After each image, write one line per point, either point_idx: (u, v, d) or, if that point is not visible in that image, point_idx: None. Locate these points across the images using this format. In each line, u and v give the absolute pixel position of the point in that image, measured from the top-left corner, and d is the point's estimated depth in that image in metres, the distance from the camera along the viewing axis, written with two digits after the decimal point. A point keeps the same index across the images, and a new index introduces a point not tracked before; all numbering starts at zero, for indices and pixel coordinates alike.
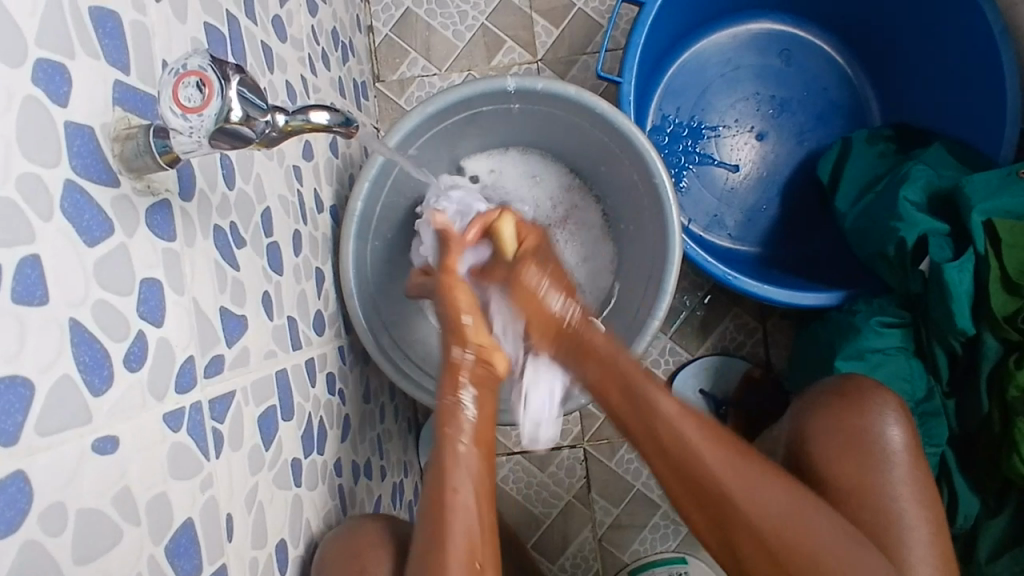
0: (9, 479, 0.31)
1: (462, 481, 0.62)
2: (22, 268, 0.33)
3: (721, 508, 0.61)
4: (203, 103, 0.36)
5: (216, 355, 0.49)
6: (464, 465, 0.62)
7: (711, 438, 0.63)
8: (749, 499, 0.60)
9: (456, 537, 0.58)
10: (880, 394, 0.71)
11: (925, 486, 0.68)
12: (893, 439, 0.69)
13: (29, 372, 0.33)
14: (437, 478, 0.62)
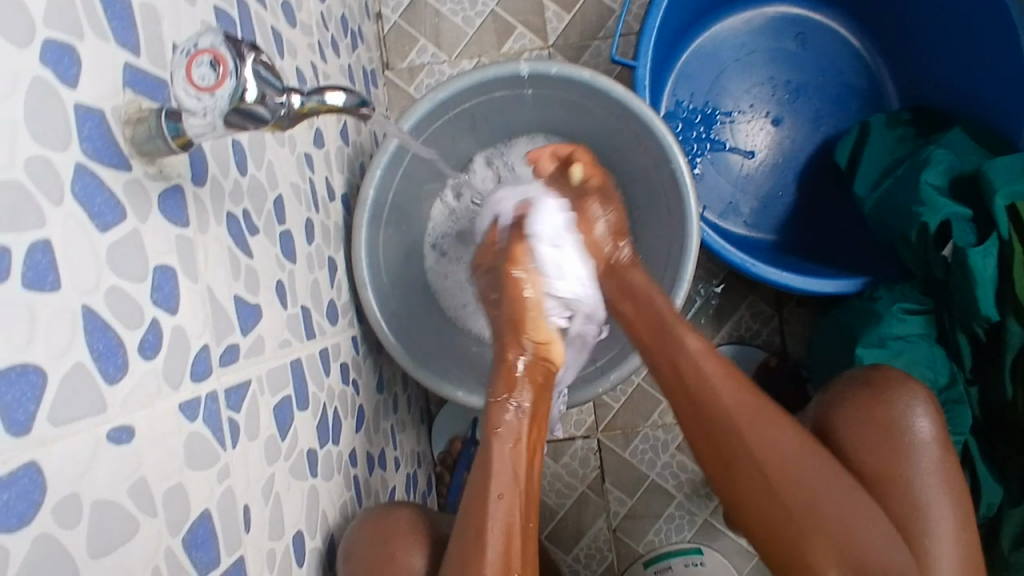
0: (21, 470, 0.30)
1: (506, 485, 0.61)
2: (32, 253, 0.32)
3: (730, 444, 0.66)
4: (217, 83, 0.34)
5: (231, 344, 0.49)
6: (508, 459, 0.63)
7: (738, 389, 0.68)
8: (761, 443, 0.65)
9: (493, 542, 0.57)
10: (908, 386, 0.70)
11: (954, 477, 0.67)
12: (922, 429, 0.67)
13: (40, 360, 0.32)
14: (483, 483, 0.61)
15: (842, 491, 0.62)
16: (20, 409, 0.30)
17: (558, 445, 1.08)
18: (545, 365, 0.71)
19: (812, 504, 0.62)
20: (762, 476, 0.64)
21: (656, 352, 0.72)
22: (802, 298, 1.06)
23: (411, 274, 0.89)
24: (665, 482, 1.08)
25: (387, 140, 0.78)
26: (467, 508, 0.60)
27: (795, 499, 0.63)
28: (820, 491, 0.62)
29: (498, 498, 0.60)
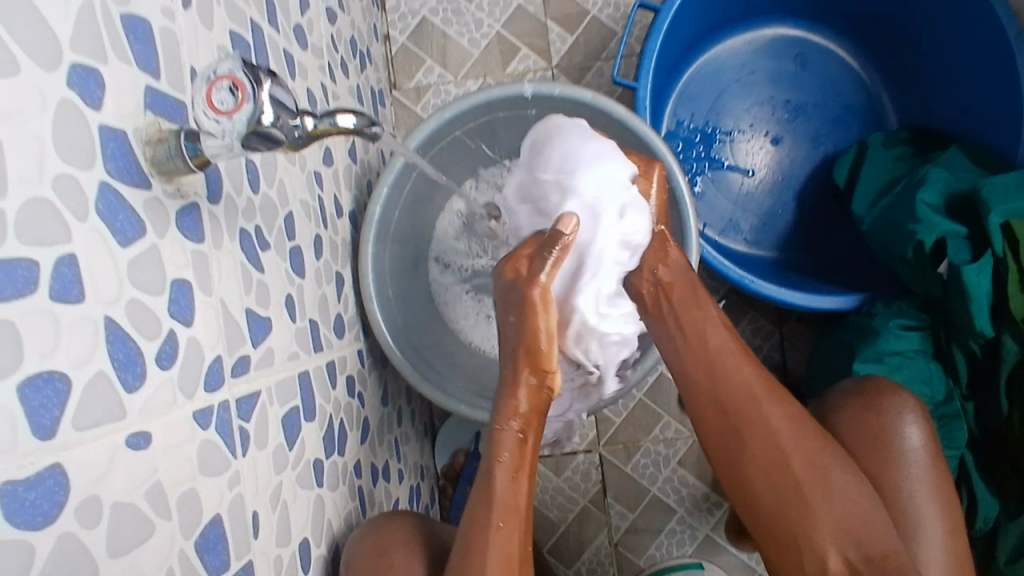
0: (45, 472, 0.32)
1: (505, 513, 0.60)
2: (59, 267, 0.34)
3: (746, 424, 0.67)
4: (235, 106, 0.36)
5: (242, 356, 0.50)
6: (508, 485, 0.61)
7: (758, 372, 0.69)
8: (778, 425, 0.66)
9: (492, 563, 0.57)
10: (899, 395, 0.71)
11: (943, 486, 0.68)
12: (912, 440, 0.68)
13: (65, 368, 0.33)
14: (484, 511, 0.60)
15: (850, 479, 0.65)
16: (45, 413, 0.32)
17: (560, 459, 1.09)
18: (546, 393, 0.65)
19: (823, 487, 0.64)
20: (774, 456, 0.66)
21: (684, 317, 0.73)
22: (802, 315, 1.07)
23: (416, 289, 0.90)
24: (666, 497, 1.08)
25: (394, 158, 0.80)
26: (465, 533, 0.59)
27: (806, 479, 0.64)
28: (832, 475, 0.64)
29: (498, 527, 0.59)
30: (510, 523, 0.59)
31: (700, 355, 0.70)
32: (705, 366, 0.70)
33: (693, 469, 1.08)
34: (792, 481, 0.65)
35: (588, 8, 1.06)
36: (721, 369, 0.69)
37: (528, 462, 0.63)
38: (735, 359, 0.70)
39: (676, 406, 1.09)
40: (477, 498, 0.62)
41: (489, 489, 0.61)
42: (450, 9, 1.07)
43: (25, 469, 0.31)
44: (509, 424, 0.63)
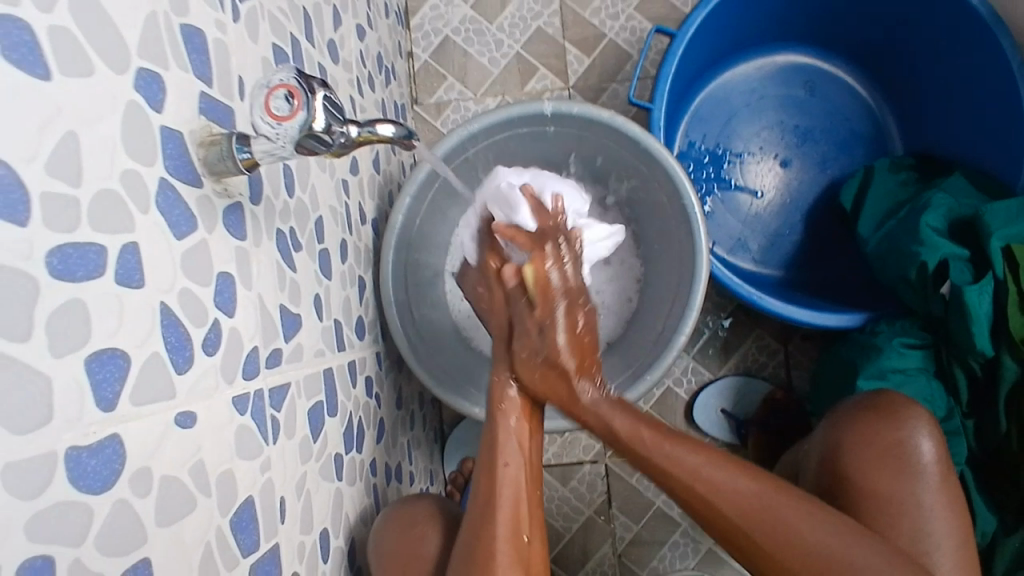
0: (107, 441, 0.34)
1: (512, 455, 0.66)
2: (124, 254, 0.37)
3: (688, 489, 0.66)
4: (291, 113, 0.40)
5: (275, 349, 0.53)
6: (512, 436, 0.67)
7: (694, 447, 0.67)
8: (716, 476, 0.65)
9: (503, 508, 0.62)
10: (913, 409, 0.73)
11: (955, 500, 0.70)
12: (926, 452, 0.70)
13: (126, 347, 0.36)
14: (490, 455, 0.66)
15: (802, 516, 0.63)
16: (108, 387, 0.34)
17: (566, 469, 1.11)
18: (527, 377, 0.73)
19: (790, 538, 0.62)
20: (720, 508, 0.64)
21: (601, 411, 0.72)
22: (808, 333, 1.09)
23: (430, 296, 0.93)
24: (670, 509, 1.10)
25: (418, 168, 0.84)
26: (479, 479, 0.65)
27: (757, 536, 0.63)
28: (773, 518, 0.63)
29: (505, 467, 0.65)
30: (516, 467, 0.65)
31: (619, 437, 0.69)
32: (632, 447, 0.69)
33: None
34: (744, 536, 0.64)
35: (605, 32, 1.10)
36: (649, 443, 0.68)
37: (530, 409, 0.70)
38: (653, 437, 0.68)
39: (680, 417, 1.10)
40: (484, 440, 0.68)
41: (495, 431, 0.67)
42: (472, 29, 1.11)
43: (90, 437, 0.33)
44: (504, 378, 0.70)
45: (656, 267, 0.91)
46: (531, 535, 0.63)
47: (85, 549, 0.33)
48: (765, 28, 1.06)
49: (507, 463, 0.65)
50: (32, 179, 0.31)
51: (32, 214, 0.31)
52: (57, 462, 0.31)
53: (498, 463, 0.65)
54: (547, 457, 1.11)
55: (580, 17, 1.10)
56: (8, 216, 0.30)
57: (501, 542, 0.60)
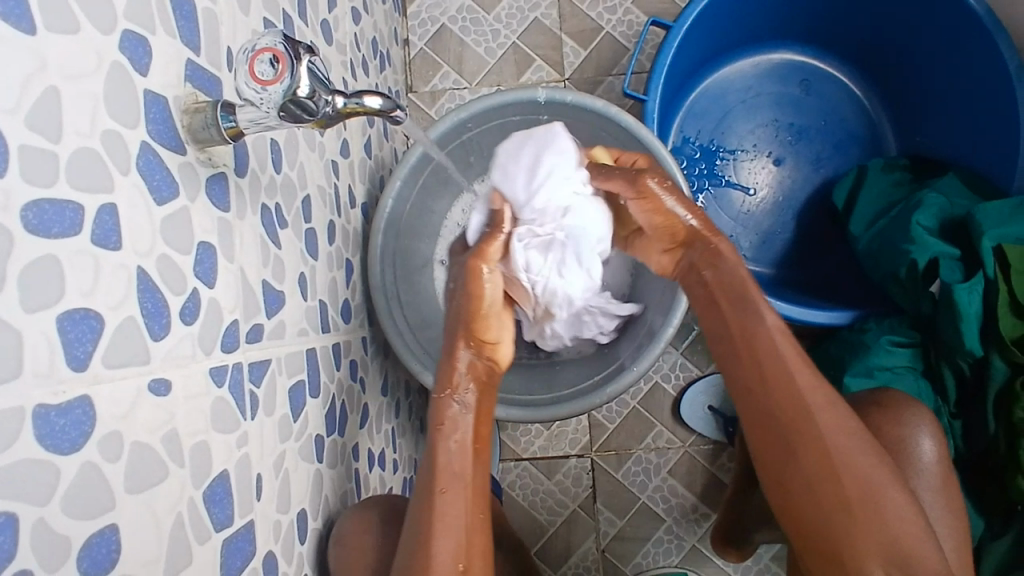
0: (76, 402, 0.34)
1: (452, 482, 0.59)
2: (101, 214, 0.36)
3: (761, 366, 0.63)
4: (275, 77, 0.39)
5: (256, 324, 0.52)
6: (454, 456, 0.60)
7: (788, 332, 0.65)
8: (793, 364, 0.62)
9: (440, 540, 0.55)
10: (915, 407, 0.73)
11: (955, 497, 0.70)
12: (926, 452, 0.70)
13: (100, 309, 0.36)
14: (430, 478, 0.59)
15: (852, 437, 0.60)
16: (80, 347, 0.34)
17: (552, 462, 1.10)
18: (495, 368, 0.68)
19: (848, 437, 0.60)
20: (786, 391, 0.61)
21: (711, 283, 0.69)
22: (797, 332, 1.09)
23: (420, 285, 0.92)
24: (656, 506, 1.09)
25: (410, 153, 0.83)
26: (418, 505, 0.58)
27: (801, 431, 0.60)
28: (823, 418, 0.60)
29: (442, 494, 0.58)
30: (456, 490, 0.58)
31: (727, 288, 0.67)
32: (726, 302, 0.67)
33: (683, 480, 1.10)
34: (807, 429, 0.60)
35: (602, 25, 1.09)
36: (744, 314, 0.65)
37: (476, 433, 0.63)
38: (751, 300, 0.66)
39: (667, 413, 1.10)
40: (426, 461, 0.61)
41: (439, 454, 0.60)
42: (469, 18, 1.11)
43: (59, 396, 0.33)
44: (451, 395, 0.63)
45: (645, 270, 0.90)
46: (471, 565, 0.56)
47: (51, 508, 0.32)
48: (762, 26, 1.06)
49: (447, 488, 0.58)
50: (11, 129, 0.31)
51: (10, 166, 0.30)
52: (25, 418, 0.31)
53: (440, 487, 0.58)
54: (533, 449, 1.11)
55: (578, 10, 1.10)
56: None
57: (440, 561, 0.54)
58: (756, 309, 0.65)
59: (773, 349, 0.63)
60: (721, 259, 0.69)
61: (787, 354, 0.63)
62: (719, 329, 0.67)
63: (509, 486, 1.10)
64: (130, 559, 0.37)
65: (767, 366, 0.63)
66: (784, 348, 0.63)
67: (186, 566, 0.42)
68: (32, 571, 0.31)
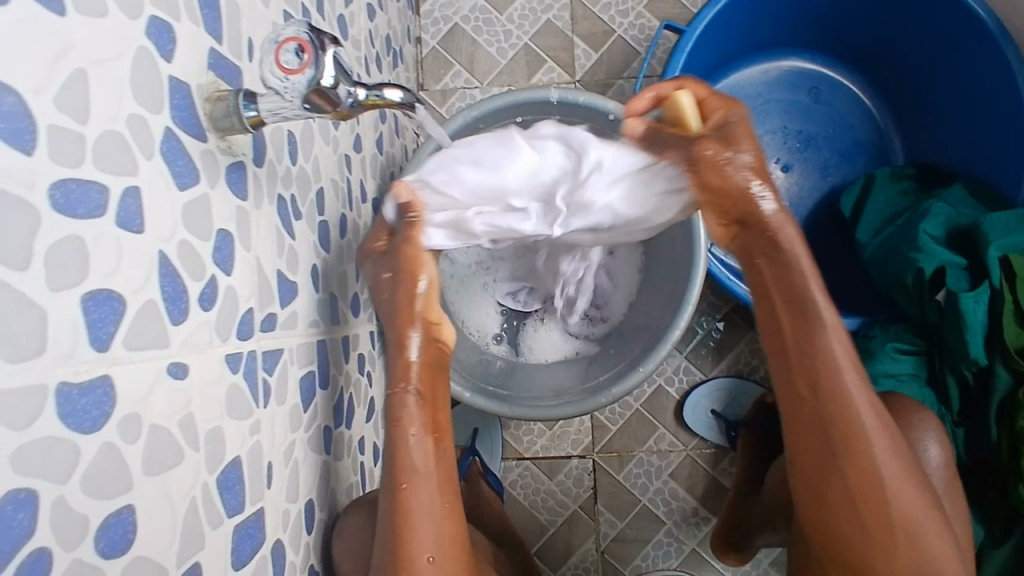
0: (97, 381, 0.34)
1: (413, 475, 0.58)
2: (125, 198, 0.37)
3: (818, 379, 0.57)
4: (300, 67, 0.40)
5: (270, 313, 0.53)
6: (415, 449, 0.59)
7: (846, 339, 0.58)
8: (851, 380, 0.57)
9: (411, 538, 0.56)
10: (924, 413, 0.73)
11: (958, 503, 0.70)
12: (932, 457, 0.70)
13: (122, 291, 0.36)
14: (391, 472, 0.58)
15: (897, 459, 0.57)
16: (103, 327, 0.34)
17: (553, 462, 1.10)
18: (444, 351, 0.64)
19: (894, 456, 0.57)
20: (840, 406, 0.57)
21: (765, 271, 0.59)
22: None
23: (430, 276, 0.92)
24: (656, 508, 1.10)
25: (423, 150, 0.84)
26: (385, 503, 0.58)
27: (852, 453, 0.57)
28: (875, 443, 0.57)
29: (401, 489, 0.57)
30: (417, 485, 0.58)
31: (786, 282, 0.58)
32: (784, 296, 0.58)
33: (684, 483, 1.10)
34: (858, 448, 0.57)
35: (614, 28, 1.10)
36: (805, 315, 0.57)
37: (431, 421, 0.61)
38: (812, 296, 0.58)
39: (670, 417, 1.10)
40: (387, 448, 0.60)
41: (392, 445, 0.59)
42: (482, 18, 1.11)
43: (81, 375, 0.33)
44: (406, 388, 0.61)
45: (655, 276, 0.90)
46: (436, 556, 0.56)
47: (70, 487, 0.32)
48: (774, 33, 1.06)
49: (408, 484, 0.57)
50: (40, 109, 0.31)
51: (38, 146, 0.31)
52: (47, 395, 0.31)
53: (411, 485, 0.57)
54: (535, 449, 1.11)
55: (590, 12, 1.10)
56: (15, 144, 0.30)
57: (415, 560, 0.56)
58: (818, 310, 0.57)
59: (831, 359, 0.57)
60: (780, 248, 0.59)
61: (845, 366, 0.57)
62: (768, 324, 0.60)
63: (511, 485, 1.11)
64: (144, 540, 0.37)
65: (821, 377, 0.57)
66: (844, 362, 0.57)
67: (198, 550, 0.42)
68: (50, 549, 0.31)
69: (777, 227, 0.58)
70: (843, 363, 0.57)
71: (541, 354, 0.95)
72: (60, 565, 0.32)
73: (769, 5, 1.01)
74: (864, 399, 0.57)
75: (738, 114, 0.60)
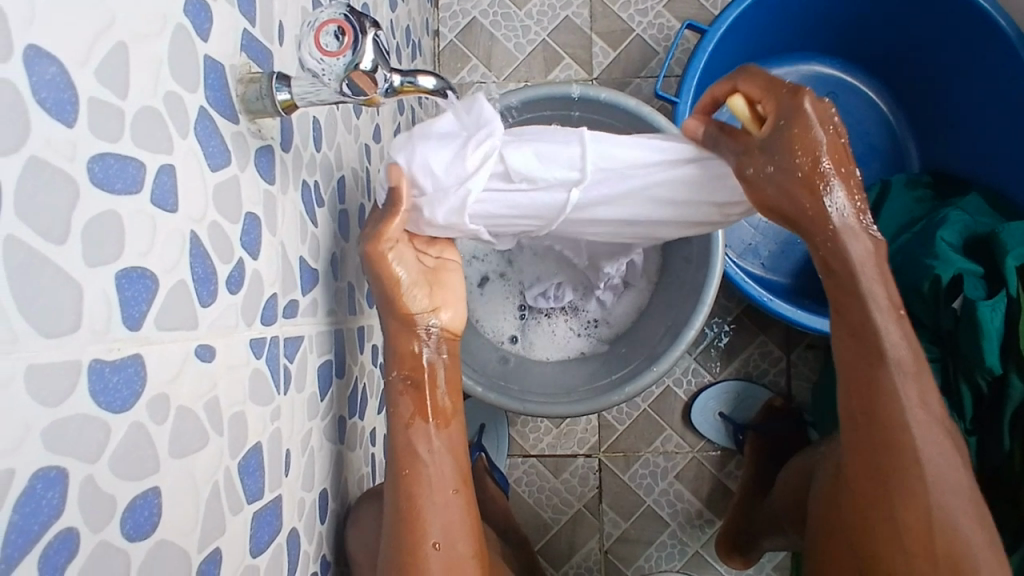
0: (129, 360, 0.33)
1: (417, 462, 0.58)
2: (160, 175, 0.36)
3: (876, 409, 0.57)
4: (340, 50, 0.40)
5: (292, 300, 0.52)
6: (418, 438, 0.59)
7: (911, 369, 0.58)
8: (911, 410, 0.57)
9: (421, 526, 0.56)
10: None
11: None
12: None
13: (155, 270, 0.35)
14: (394, 459, 0.58)
15: (954, 491, 0.57)
16: (136, 306, 0.34)
17: (559, 460, 1.10)
18: (450, 339, 0.62)
19: (947, 488, 0.57)
20: (891, 432, 0.57)
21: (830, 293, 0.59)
22: (812, 343, 1.09)
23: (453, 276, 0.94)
24: (661, 509, 1.09)
25: None
26: (389, 492, 0.58)
27: (904, 483, 0.57)
28: (930, 474, 0.57)
29: (403, 476, 0.58)
30: (420, 471, 0.58)
31: (847, 305, 0.58)
32: (847, 321, 0.58)
33: (689, 485, 1.10)
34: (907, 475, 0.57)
35: (633, 26, 1.10)
36: (868, 343, 0.57)
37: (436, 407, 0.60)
38: (874, 321, 0.57)
39: (677, 417, 1.10)
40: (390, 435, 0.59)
41: (392, 432, 0.59)
42: (500, 13, 1.11)
43: (114, 352, 0.32)
44: (402, 376, 0.59)
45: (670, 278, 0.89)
46: (442, 543, 0.56)
47: (99, 465, 0.32)
48: (794, 36, 1.06)
49: (410, 470, 0.57)
50: (81, 81, 0.31)
51: (79, 118, 0.30)
52: (81, 372, 0.30)
53: (418, 474, 0.57)
54: (541, 447, 1.10)
55: (609, 10, 1.10)
56: (56, 114, 0.29)
57: (426, 549, 0.56)
58: (880, 338, 0.57)
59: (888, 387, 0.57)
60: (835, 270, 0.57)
61: (903, 393, 0.57)
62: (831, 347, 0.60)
63: (515, 482, 1.10)
64: (169, 522, 0.37)
65: (876, 402, 0.57)
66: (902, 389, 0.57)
67: (219, 536, 0.41)
68: (78, 529, 0.30)
69: (839, 238, 0.56)
70: (903, 391, 0.57)
71: (541, 350, 0.95)
72: (88, 545, 0.31)
73: (791, 6, 1.00)
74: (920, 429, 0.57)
75: (799, 114, 0.54)
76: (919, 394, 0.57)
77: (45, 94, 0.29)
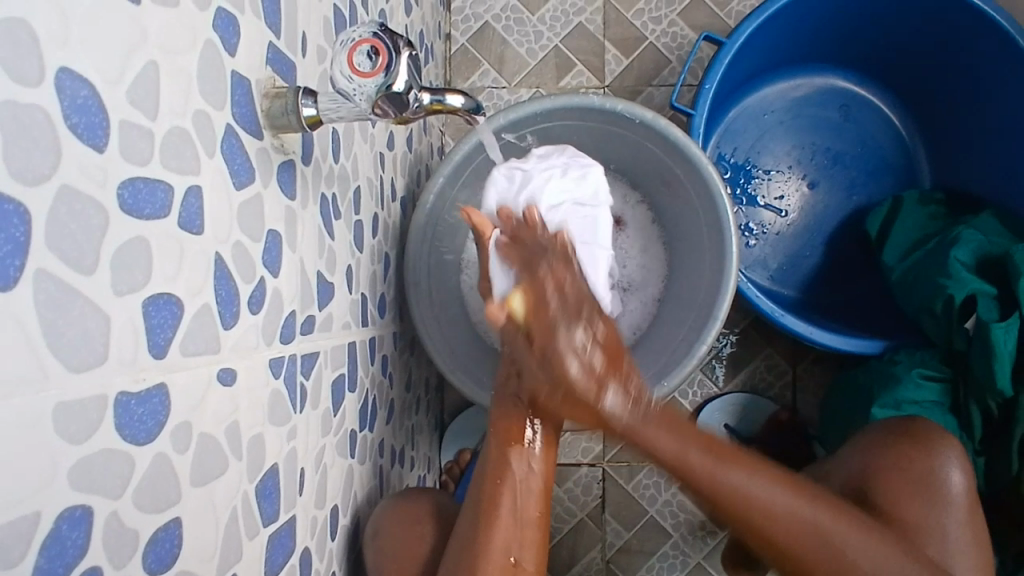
0: (154, 390, 0.32)
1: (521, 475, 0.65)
2: (187, 198, 0.35)
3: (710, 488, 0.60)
4: (373, 70, 0.42)
5: (310, 316, 0.51)
6: (523, 458, 0.65)
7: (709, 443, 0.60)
8: (735, 477, 0.60)
9: (502, 526, 0.62)
10: (946, 441, 0.74)
11: (977, 528, 0.70)
12: (955, 482, 0.71)
13: (180, 295, 0.35)
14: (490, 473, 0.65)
15: (800, 504, 0.61)
16: (161, 333, 0.33)
17: (562, 469, 1.10)
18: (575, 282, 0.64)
19: (798, 528, 0.61)
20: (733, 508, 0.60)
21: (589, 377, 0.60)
22: (819, 355, 1.09)
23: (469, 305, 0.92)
24: (662, 520, 1.09)
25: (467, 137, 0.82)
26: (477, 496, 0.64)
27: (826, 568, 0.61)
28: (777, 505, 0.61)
29: (496, 483, 0.64)
30: (510, 476, 0.64)
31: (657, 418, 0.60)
32: (693, 483, 0.60)
33: None
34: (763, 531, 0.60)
35: (646, 34, 1.09)
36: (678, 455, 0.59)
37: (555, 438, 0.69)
38: (728, 467, 0.60)
39: None
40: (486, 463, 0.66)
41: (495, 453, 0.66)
42: (513, 18, 1.10)
43: (139, 384, 0.31)
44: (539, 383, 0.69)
45: (675, 295, 0.89)
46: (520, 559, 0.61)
47: (123, 501, 0.30)
48: (808, 48, 1.05)
49: (502, 479, 0.64)
50: (112, 103, 0.30)
51: (110, 141, 0.29)
52: (107, 406, 0.29)
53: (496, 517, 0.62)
54: None
55: (623, 17, 1.09)
56: (88, 139, 0.28)
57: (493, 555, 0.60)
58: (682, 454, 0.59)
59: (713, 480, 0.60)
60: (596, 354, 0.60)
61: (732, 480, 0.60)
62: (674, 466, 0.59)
63: None
64: (189, 553, 0.36)
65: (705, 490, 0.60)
66: (735, 479, 0.60)
67: (236, 562, 0.40)
68: (101, 568, 0.29)
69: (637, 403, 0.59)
70: (732, 479, 0.60)
71: None
72: None
73: (807, 19, 0.99)
74: (740, 487, 0.60)
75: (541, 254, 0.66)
76: (720, 459, 0.60)
77: (77, 118, 0.28)
